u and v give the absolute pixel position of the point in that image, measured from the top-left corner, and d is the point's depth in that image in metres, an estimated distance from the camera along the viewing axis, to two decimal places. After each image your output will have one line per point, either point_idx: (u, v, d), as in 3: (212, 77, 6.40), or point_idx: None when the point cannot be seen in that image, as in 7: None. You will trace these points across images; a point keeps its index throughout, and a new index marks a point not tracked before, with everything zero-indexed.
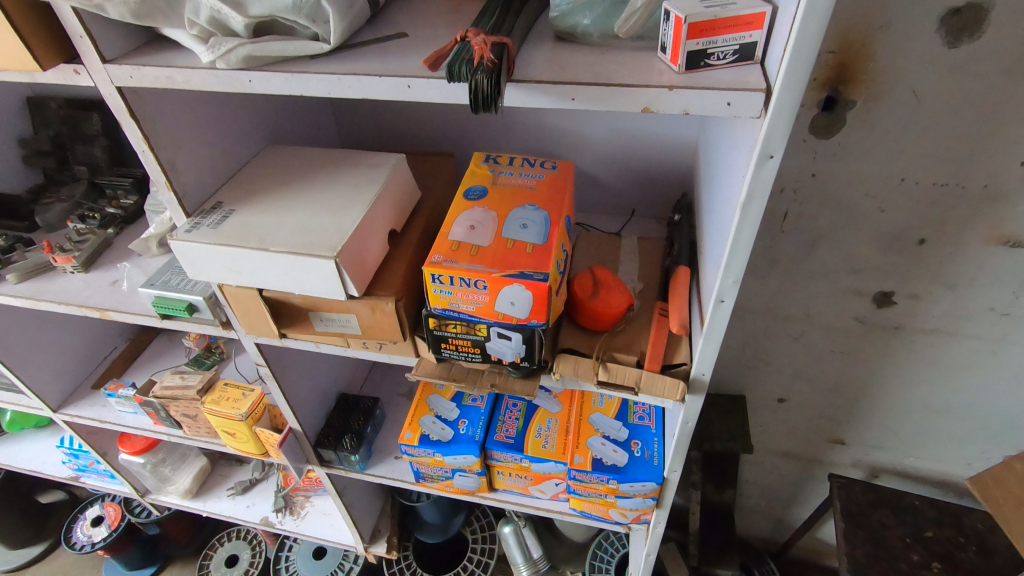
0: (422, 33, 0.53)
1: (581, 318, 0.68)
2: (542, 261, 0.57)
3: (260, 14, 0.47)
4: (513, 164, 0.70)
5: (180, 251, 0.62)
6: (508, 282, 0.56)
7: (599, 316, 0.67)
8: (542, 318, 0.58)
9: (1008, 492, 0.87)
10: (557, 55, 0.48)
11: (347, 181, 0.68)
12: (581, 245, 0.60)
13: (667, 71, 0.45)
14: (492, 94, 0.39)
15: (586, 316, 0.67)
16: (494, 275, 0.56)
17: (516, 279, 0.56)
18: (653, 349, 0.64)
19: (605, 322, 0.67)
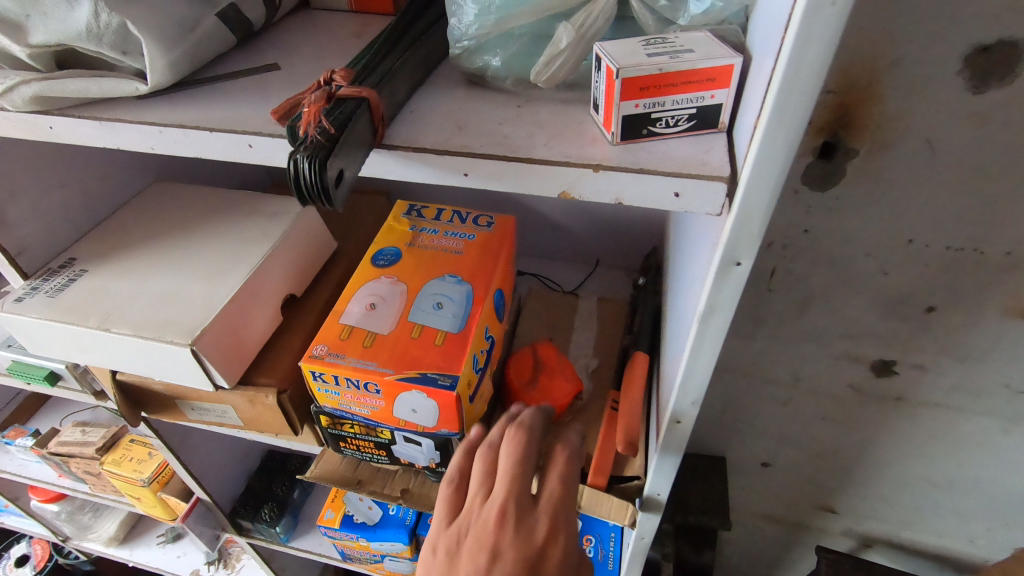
0: (300, 67, 0.41)
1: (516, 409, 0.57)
2: (453, 358, 0.45)
3: (47, 43, 0.34)
4: (441, 218, 0.57)
5: (9, 325, 0.50)
6: (405, 386, 0.44)
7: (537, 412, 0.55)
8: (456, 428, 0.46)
9: None
10: (457, 104, 0.35)
11: (235, 234, 0.56)
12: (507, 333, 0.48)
13: (599, 138, 0.33)
14: (320, 187, 0.26)
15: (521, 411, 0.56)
16: (387, 378, 0.44)
17: (415, 384, 0.43)
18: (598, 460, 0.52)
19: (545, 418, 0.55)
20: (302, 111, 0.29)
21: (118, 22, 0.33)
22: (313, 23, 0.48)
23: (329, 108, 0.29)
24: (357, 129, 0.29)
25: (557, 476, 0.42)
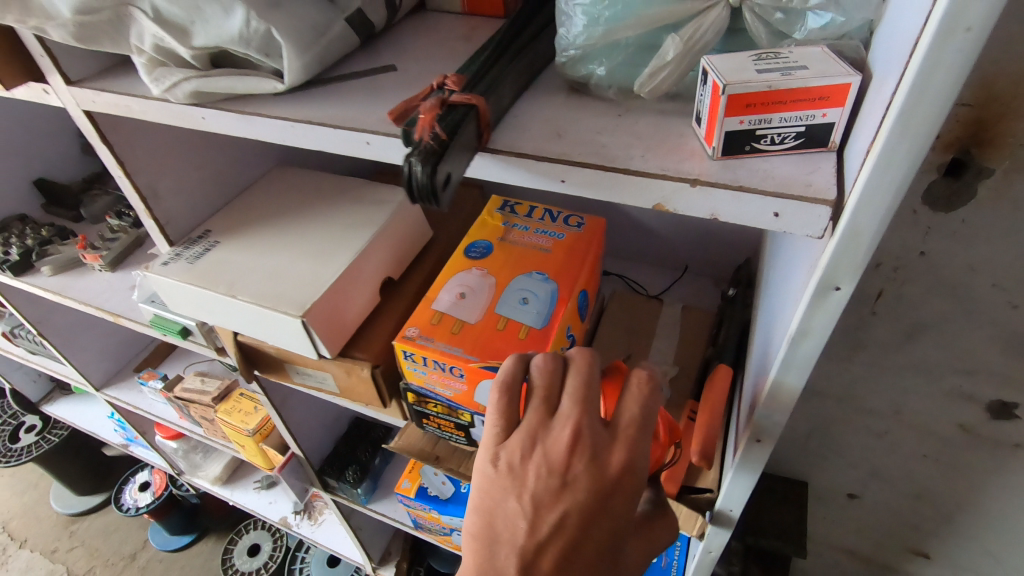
0: (416, 68, 0.44)
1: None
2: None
3: (206, 45, 0.39)
4: (533, 215, 0.59)
5: (156, 285, 0.57)
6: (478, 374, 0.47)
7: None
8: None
9: None
10: (558, 113, 0.36)
11: (343, 218, 0.60)
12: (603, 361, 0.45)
13: (698, 151, 0.33)
14: (430, 191, 0.28)
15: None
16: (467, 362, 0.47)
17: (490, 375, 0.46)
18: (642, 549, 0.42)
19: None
20: (419, 114, 0.31)
21: (263, 28, 0.38)
22: (430, 24, 0.51)
23: (442, 115, 0.31)
24: (463, 140, 0.31)
25: (623, 436, 0.35)
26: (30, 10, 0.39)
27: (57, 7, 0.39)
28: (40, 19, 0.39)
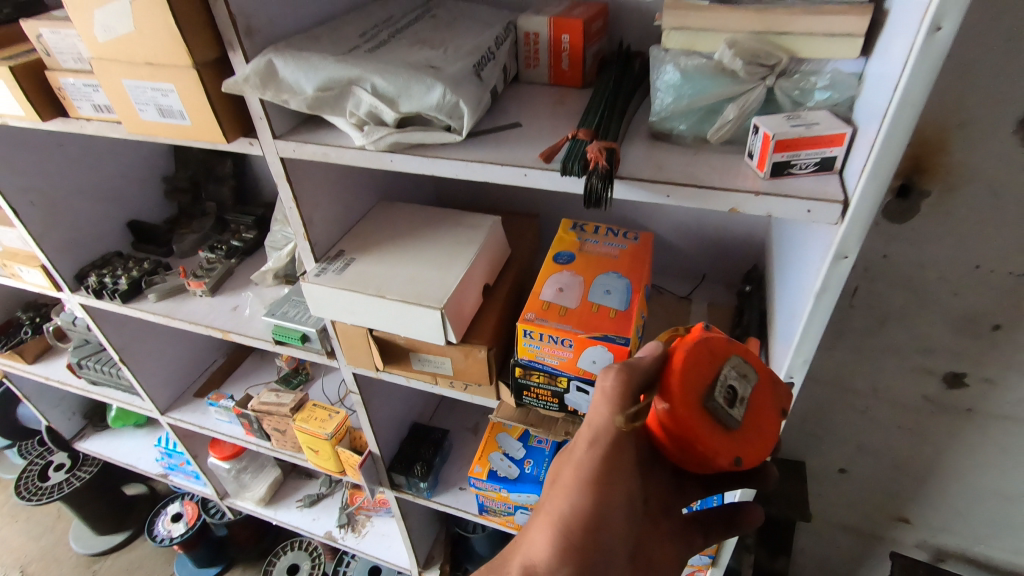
0: (535, 124, 0.63)
1: (718, 437, 0.43)
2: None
3: (408, 111, 0.56)
4: (599, 233, 0.77)
5: (310, 292, 0.72)
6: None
7: (684, 451, 0.42)
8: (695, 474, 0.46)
9: None
10: (654, 153, 0.55)
11: (451, 239, 0.77)
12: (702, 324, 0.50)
13: (753, 175, 0.51)
14: (598, 196, 0.50)
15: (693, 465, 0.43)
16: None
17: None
18: (572, 476, 0.46)
19: (674, 428, 0.42)
20: (589, 150, 0.50)
21: (453, 100, 0.56)
22: (530, 94, 0.70)
23: (603, 153, 0.50)
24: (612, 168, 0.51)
25: None
26: (281, 89, 0.56)
27: (303, 87, 0.56)
28: (289, 95, 0.56)
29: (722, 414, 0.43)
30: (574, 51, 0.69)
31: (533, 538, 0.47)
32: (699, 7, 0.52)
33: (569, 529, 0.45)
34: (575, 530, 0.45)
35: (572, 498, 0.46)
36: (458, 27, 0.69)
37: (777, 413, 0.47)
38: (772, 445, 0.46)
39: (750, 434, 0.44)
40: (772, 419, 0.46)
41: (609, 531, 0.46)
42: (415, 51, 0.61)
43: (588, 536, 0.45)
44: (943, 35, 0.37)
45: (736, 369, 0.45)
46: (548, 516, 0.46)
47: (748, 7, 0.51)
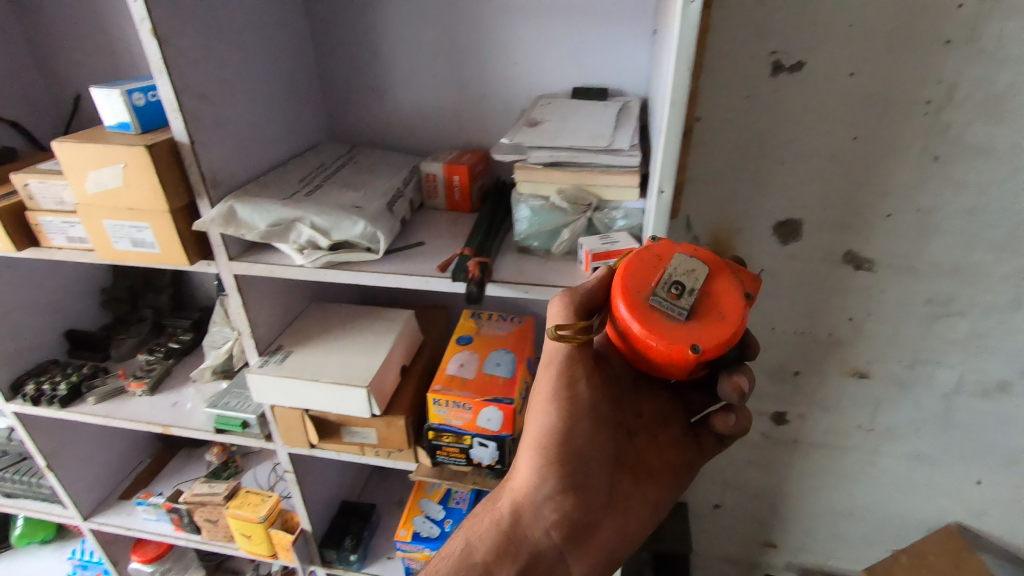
0: (434, 242, 0.85)
1: (669, 325, 0.56)
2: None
3: (339, 239, 0.76)
4: (492, 319, 0.99)
5: (254, 381, 0.87)
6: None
7: (643, 348, 0.56)
8: (678, 370, 0.58)
9: None
10: (518, 263, 0.79)
11: (373, 331, 0.95)
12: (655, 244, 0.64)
13: (583, 276, 0.76)
14: (477, 296, 0.70)
15: (662, 360, 0.56)
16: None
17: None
18: (541, 402, 0.65)
19: (632, 332, 0.57)
20: (470, 266, 0.72)
21: (372, 230, 0.77)
22: (431, 218, 0.93)
23: (479, 267, 0.72)
24: (486, 277, 0.73)
25: None
26: (240, 225, 0.75)
27: (257, 224, 0.75)
28: (246, 229, 0.75)
29: (666, 306, 0.57)
30: (463, 187, 0.93)
31: (520, 471, 0.66)
32: (538, 166, 0.75)
33: (544, 442, 0.64)
34: (548, 441, 0.64)
35: (541, 418, 0.64)
36: (375, 171, 0.92)
37: (730, 296, 0.58)
38: (739, 323, 0.56)
39: (704, 319, 0.56)
40: (730, 300, 0.58)
41: (572, 437, 0.64)
42: (342, 194, 0.82)
43: (558, 445, 0.64)
44: (666, 195, 0.64)
45: (677, 265, 0.58)
46: (527, 440, 0.66)
47: (569, 167, 0.74)
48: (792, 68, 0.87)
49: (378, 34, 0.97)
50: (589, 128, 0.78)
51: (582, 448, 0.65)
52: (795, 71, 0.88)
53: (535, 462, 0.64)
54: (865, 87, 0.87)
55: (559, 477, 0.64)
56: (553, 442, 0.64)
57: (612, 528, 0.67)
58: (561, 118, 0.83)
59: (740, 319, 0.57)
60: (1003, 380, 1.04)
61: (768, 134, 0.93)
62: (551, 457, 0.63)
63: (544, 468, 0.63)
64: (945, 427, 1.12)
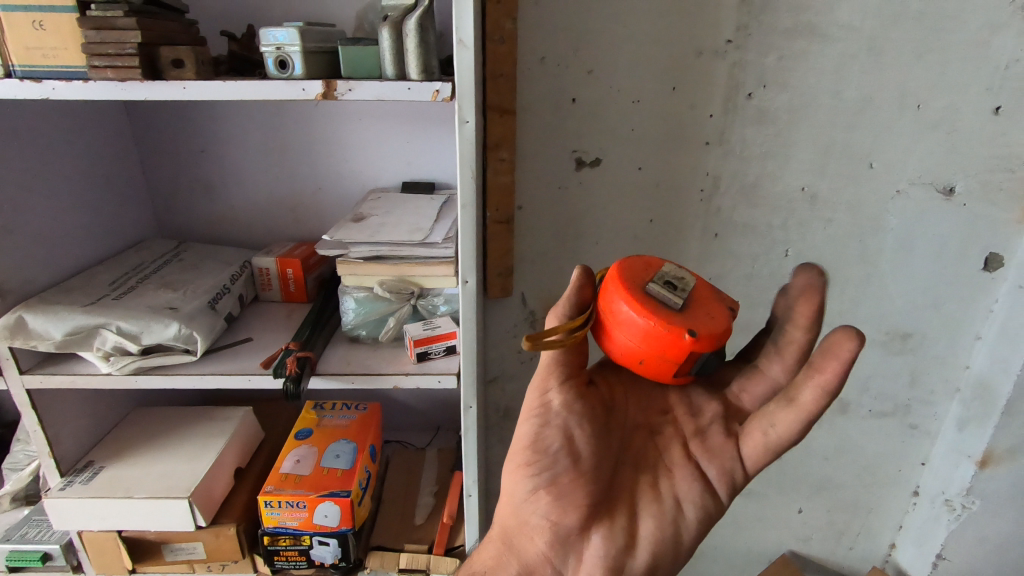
0: (263, 336, 0.85)
1: (668, 314, 0.56)
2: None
3: (150, 343, 0.74)
4: (334, 408, 0.98)
5: (52, 507, 0.78)
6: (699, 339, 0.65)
7: (642, 334, 0.56)
8: (673, 364, 0.57)
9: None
10: (346, 354, 0.80)
11: (203, 432, 0.90)
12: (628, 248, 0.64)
13: (408, 361, 0.79)
14: (295, 391, 0.70)
15: (662, 348, 0.55)
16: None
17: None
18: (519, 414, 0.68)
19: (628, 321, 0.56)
20: (287, 362, 0.72)
21: (188, 331, 0.75)
22: (264, 312, 0.92)
23: (298, 362, 0.73)
24: (307, 371, 0.74)
25: None
26: (31, 336, 0.71)
27: (52, 333, 0.71)
28: (39, 339, 0.71)
29: (663, 296, 0.57)
30: (297, 279, 0.94)
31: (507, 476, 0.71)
32: (358, 260, 0.78)
33: (519, 451, 0.67)
34: (521, 452, 0.67)
35: (522, 428, 0.67)
36: (200, 268, 0.90)
37: (715, 287, 0.60)
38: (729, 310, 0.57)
39: (698, 311, 0.57)
40: (722, 299, 0.59)
41: (552, 446, 0.65)
42: (158, 295, 0.80)
43: (536, 455, 0.66)
44: (470, 284, 0.69)
45: (669, 266, 0.59)
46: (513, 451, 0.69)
47: (389, 259, 0.78)
48: (591, 164, 1.01)
49: (209, 135, 1.00)
50: (410, 222, 0.84)
51: (566, 456, 0.65)
52: (594, 166, 1.01)
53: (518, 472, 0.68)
54: (652, 179, 1.03)
55: (541, 486, 0.66)
56: (531, 453, 0.66)
57: (611, 536, 0.66)
58: (386, 213, 0.88)
59: (730, 316, 0.57)
60: None
61: (581, 219, 1.05)
62: (533, 467, 0.66)
63: (526, 479, 0.67)
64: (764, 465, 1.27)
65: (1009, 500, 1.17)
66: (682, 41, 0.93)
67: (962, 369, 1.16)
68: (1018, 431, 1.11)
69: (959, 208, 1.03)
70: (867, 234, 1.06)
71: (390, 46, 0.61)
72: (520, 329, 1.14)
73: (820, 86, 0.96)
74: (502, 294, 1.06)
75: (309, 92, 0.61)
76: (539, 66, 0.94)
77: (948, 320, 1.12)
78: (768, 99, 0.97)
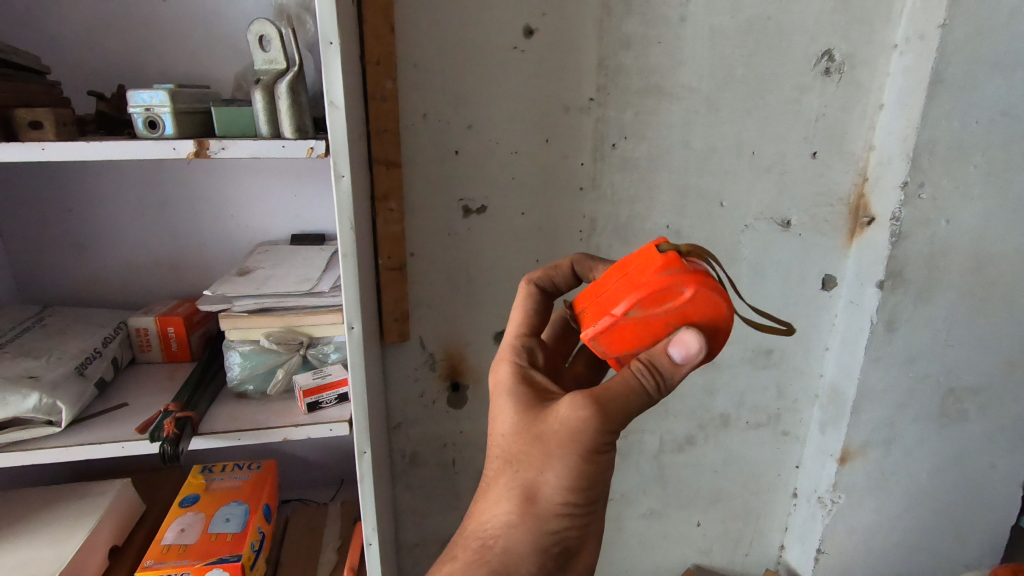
0: (140, 400, 0.81)
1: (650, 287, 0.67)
2: (649, 334, 0.62)
3: (5, 416, 0.68)
4: (225, 470, 0.94)
5: None
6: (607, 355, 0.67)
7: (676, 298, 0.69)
8: None
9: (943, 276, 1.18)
10: (232, 410, 0.79)
11: (71, 511, 0.83)
12: (670, 265, 0.60)
13: (299, 412, 0.78)
14: (173, 454, 0.68)
15: None
16: (608, 351, 0.64)
17: (627, 355, 0.64)
18: (573, 455, 0.60)
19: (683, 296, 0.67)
20: (164, 423, 0.70)
21: (50, 401, 0.71)
22: (142, 375, 0.88)
23: (177, 422, 0.71)
24: (187, 431, 0.71)
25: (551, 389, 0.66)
26: None
27: None
28: None
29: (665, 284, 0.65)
30: (180, 338, 0.91)
31: (520, 511, 0.64)
32: (243, 313, 0.78)
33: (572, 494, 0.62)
34: (572, 495, 0.62)
35: (577, 471, 0.61)
36: (67, 333, 0.85)
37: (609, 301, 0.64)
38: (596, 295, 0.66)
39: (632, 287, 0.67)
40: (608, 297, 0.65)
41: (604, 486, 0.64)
42: (16, 363, 0.75)
43: (587, 494, 0.62)
44: (356, 329, 0.71)
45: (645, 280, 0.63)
46: (552, 491, 0.62)
47: (275, 311, 0.79)
48: (478, 211, 1.08)
49: (79, 194, 0.97)
50: (297, 273, 0.85)
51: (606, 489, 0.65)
52: (481, 213, 1.08)
53: (556, 511, 0.63)
54: (535, 223, 1.11)
55: (578, 520, 0.64)
56: (586, 495, 0.62)
57: (593, 541, 0.71)
58: (273, 265, 0.89)
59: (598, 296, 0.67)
60: (688, 435, 1.32)
61: (472, 263, 1.11)
62: (579, 507, 0.63)
63: (566, 515, 0.63)
64: (662, 484, 1.35)
65: (867, 490, 1.32)
66: (550, 99, 1.03)
67: (817, 377, 1.32)
68: (865, 428, 1.27)
69: (796, 237, 1.20)
70: (725, 264, 1.20)
71: (263, 107, 0.64)
72: (420, 372, 1.16)
73: (671, 138, 1.09)
74: (399, 339, 1.08)
75: (180, 151, 0.63)
76: (421, 121, 1.00)
77: (800, 335, 1.28)
78: (630, 149, 1.09)
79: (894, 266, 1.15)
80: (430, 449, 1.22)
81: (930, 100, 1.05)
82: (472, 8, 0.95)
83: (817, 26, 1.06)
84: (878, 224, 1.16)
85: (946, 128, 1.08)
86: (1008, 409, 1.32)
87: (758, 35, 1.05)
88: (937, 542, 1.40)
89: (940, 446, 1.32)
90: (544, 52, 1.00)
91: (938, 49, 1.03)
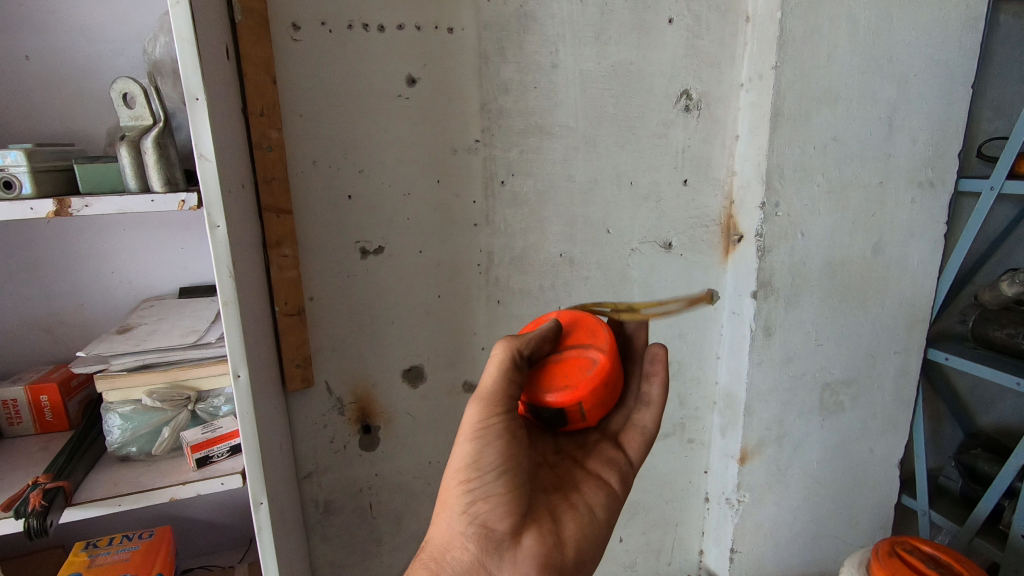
0: (7, 475, 0.75)
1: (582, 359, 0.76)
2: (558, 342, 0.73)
3: None
4: (112, 543, 0.88)
5: None
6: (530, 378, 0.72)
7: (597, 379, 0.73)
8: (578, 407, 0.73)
9: (811, 286, 1.33)
10: (113, 476, 0.75)
11: None
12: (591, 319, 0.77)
13: (188, 469, 0.76)
14: (40, 528, 0.64)
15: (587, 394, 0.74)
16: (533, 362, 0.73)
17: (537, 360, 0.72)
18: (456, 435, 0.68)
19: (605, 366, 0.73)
20: (30, 497, 0.66)
21: None
22: (10, 450, 0.82)
23: (45, 494, 0.67)
24: (57, 503, 0.67)
25: None
26: None
27: None
28: None
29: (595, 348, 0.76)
30: (55, 406, 0.85)
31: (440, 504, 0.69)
32: (122, 372, 0.75)
33: (459, 472, 0.66)
34: (460, 473, 0.66)
35: (458, 448, 0.67)
36: None
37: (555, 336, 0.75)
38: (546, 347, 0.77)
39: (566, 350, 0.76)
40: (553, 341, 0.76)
41: (496, 458, 0.66)
42: None
43: (474, 470, 0.65)
44: (242, 377, 0.70)
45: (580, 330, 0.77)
46: (450, 475, 0.67)
47: (158, 366, 0.76)
48: (376, 251, 1.10)
49: None
50: (183, 326, 0.83)
51: (505, 467, 0.66)
52: (379, 254, 1.10)
53: (455, 494, 0.66)
54: (433, 260, 1.14)
55: (478, 496, 0.65)
56: (476, 471, 0.65)
57: (542, 535, 0.67)
58: (157, 320, 0.86)
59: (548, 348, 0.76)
60: None
61: (374, 302, 1.12)
62: (474, 486, 0.65)
63: (466, 491, 0.65)
64: None
65: (766, 486, 1.42)
66: (438, 143, 1.08)
67: (713, 384, 1.43)
68: (758, 428, 1.37)
69: (678, 257, 1.31)
70: (618, 287, 1.28)
71: (129, 163, 0.65)
72: (329, 417, 1.14)
73: (555, 173, 1.17)
74: (303, 385, 1.07)
75: (38, 211, 0.61)
76: (312, 168, 1.02)
77: (693, 347, 1.38)
78: (518, 185, 1.16)
79: (763, 277, 1.28)
80: (345, 495, 1.20)
81: (773, 130, 1.20)
82: (355, 60, 1.00)
83: (674, 69, 1.19)
84: (745, 240, 1.29)
85: (790, 154, 1.23)
86: (875, 396, 1.47)
87: (623, 79, 1.16)
88: (833, 526, 1.52)
89: (823, 437, 1.45)
90: (428, 100, 1.06)
91: (774, 87, 1.18)
